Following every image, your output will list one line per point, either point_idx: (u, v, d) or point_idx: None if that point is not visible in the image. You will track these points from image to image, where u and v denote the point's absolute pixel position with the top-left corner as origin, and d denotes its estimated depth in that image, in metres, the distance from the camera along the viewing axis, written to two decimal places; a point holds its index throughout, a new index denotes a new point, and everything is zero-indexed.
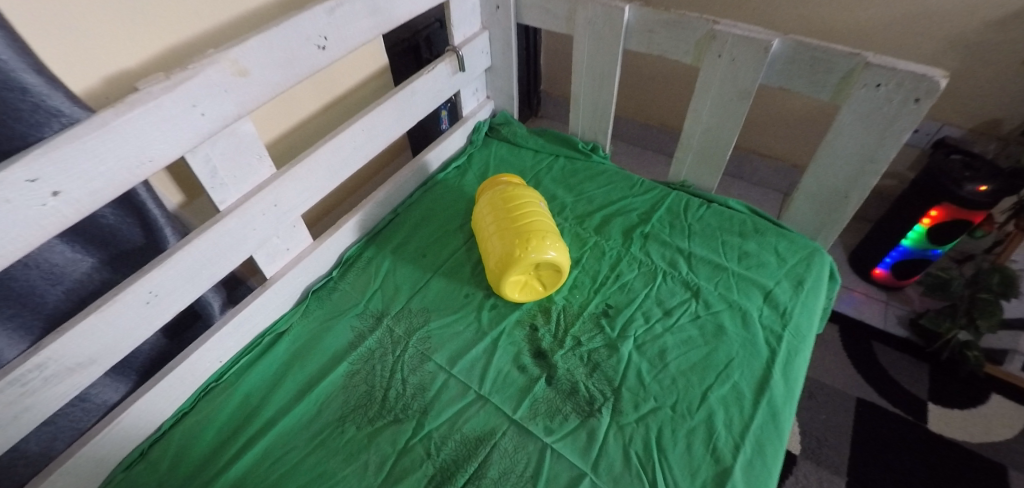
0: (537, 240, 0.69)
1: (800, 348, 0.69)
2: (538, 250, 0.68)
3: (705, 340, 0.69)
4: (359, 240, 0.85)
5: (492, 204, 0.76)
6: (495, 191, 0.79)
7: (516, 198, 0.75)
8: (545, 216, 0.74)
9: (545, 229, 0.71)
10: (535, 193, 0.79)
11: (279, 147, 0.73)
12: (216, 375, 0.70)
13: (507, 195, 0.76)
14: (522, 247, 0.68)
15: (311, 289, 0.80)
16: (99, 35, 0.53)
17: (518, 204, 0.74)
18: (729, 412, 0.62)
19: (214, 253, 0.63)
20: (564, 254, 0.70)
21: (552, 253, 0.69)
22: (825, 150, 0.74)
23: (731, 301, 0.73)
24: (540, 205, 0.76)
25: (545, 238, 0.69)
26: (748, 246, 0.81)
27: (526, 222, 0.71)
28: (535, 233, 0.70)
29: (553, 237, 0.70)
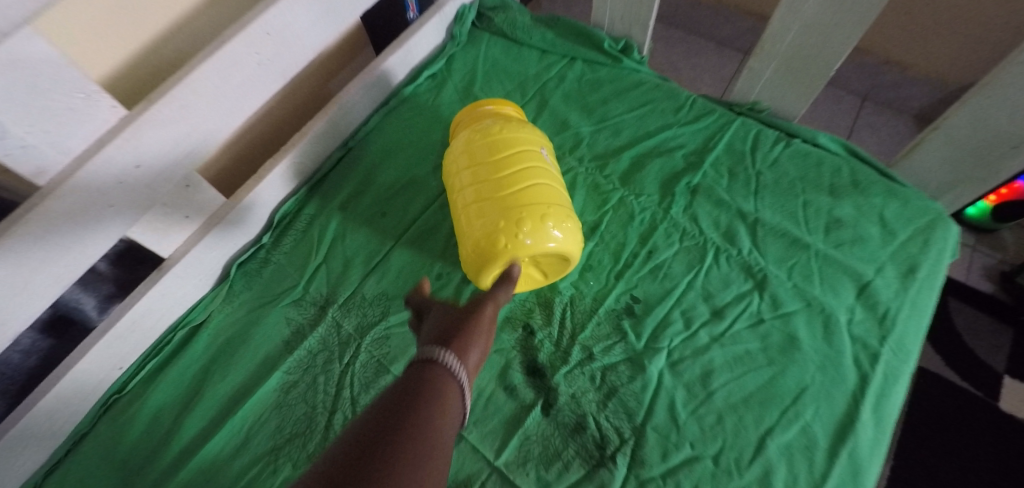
0: (532, 221, 0.45)
1: (901, 371, 0.49)
2: (536, 237, 0.45)
3: (768, 357, 0.50)
4: (298, 190, 0.63)
5: (469, 152, 0.51)
6: (473, 129, 0.53)
7: (504, 145, 0.50)
8: (546, 174, 0.49)
9: (545, 201, 0.47)
10: (532, 132, 0.53)
11: (134, 69, 0.47)
12: (118, 383, 0.54)
13: (490, 140, 0.50)
14: (510, 232, 0.45)
15: (234, 261, 0.60)
16: None
17: (506, 157, 0.49)
18: (794, 468, 0.45)
19: (50, 248, 0.42)
20: (572, 238, 0.48)
21: (555, 240, 0.46)
22: (1009, 69, 0.45)
23: (810, 298, 0.52)
24: (540, 155, 0.51)
25: (545, 216, 0.46)
26: (842, 210, 0.57)
27: (518, 188, 0.47)
28: (529, 210, 0.46)
29: (557, 213, 0.47)
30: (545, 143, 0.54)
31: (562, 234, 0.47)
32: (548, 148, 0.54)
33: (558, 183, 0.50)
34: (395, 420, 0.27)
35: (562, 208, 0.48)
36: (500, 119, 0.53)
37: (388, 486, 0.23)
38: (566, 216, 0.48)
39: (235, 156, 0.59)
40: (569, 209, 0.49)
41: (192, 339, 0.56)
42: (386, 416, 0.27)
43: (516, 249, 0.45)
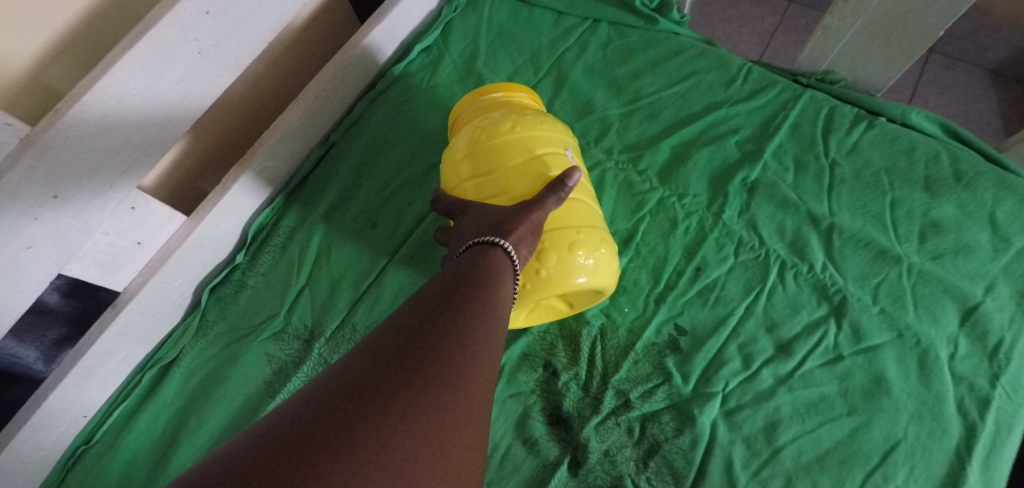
0: (557, 253, 0.36)
1: (1018, 418, 0.39)
2: (562, 272, 0.36)
3: (848, 405, 0.40)
4: (276, 198, 0.53)
5: (473, 158, 0.40)
6: (477, 126, 0.42)
7: (517, 149, 0.39)
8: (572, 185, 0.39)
9: (572, 224, 0.37)
10: (551, 126, 0.42)
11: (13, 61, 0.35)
12: (85, 434, 0.47)
13: (499, 143, 0.40)
14: (529, 268, 0.36)
15: (207, 285, 0.51)
16: None
17: (521, 165, 0.38)
18: None
19: None
20: (608, 268, 0.38)
21: (586, 275, 0.37)
22: None
23: (901, 327, 0.42)
24: (564, 158, 0.40)
25: (573, 245, 0.36)
26: (940, 210, 0.45)
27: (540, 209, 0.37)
28: (553, 238, 0.36)
29: (588, 239, 0.37)
30: (567, 139, 0.43)
31: (596, 266, 0.37)
32: (571, 144, 0.43)
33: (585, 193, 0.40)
34: (465, 281, 0.29)
35: (592, 229, 0.38)
36: (509, 111, 0.42)
37: (466, 320, 0.25)
38: (600, 239, 0.38)
39: (191, 165, 0.50)
40: (602, 228, 0.39)
41: (163, 380, 0.49)
42: (452, 286, 0.28)
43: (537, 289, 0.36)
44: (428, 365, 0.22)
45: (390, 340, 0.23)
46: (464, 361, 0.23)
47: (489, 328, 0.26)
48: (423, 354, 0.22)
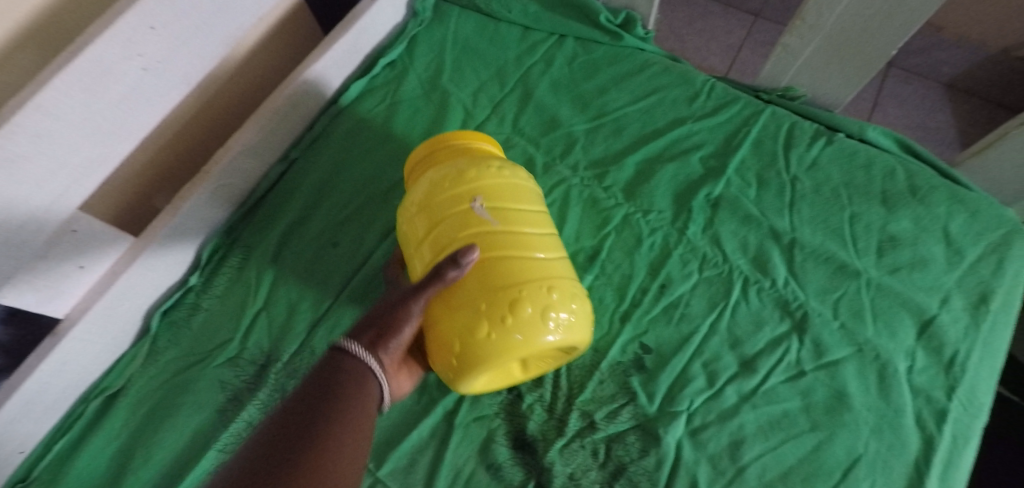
0: (465, 331, 0.34)
1: (973, 429, 0.40)
2: (476, 349, 0.34)
3: (811, 422, 0.40)
4: (233, 217, 0.52)
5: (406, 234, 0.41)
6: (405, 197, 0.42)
7: (434, 220, 0.38)
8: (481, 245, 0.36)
9: (479, 294, 0.35)
10: (470, 175, 0.39)
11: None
12: (21, 471, 0.44)
13: (419, 216, 0.39)
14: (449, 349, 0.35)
15: (157, 309, 0.49)
16: None
17: (437, 238, 0.38)
18: None
19: None
20: (533, 331, 0.33)
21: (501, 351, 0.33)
22: None
23: (860, 342, 0.42)
24: (473, 214, 0.37)
25: (481, 318, 0.34)
26: (897, 225, 0.46)
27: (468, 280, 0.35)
28: (464, 314, 0.35)
29: (493, 308, 0.34)
30: (494, 183, 0.39)
31: (511, 337, 0.33)
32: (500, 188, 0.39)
33: (509, 245, 0.36)
34: (324, 383, 0.32)
35: (504, 292, 0.34)
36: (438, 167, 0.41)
37: (332, 424, 0.29)
38: (513, 302, 0.33)
39: (134, 192, 0.48)
40: (526, 284, 0.34)
41: (108, 411, 0.46)
42: (326, 375, 0.33)
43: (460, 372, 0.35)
44: (288, 471, 0.26)
45: (259, 460, 0.26)
46: (331, 465, 0.27)
47: (353, 426, 0.31)
48: (288, 470, 0.26)
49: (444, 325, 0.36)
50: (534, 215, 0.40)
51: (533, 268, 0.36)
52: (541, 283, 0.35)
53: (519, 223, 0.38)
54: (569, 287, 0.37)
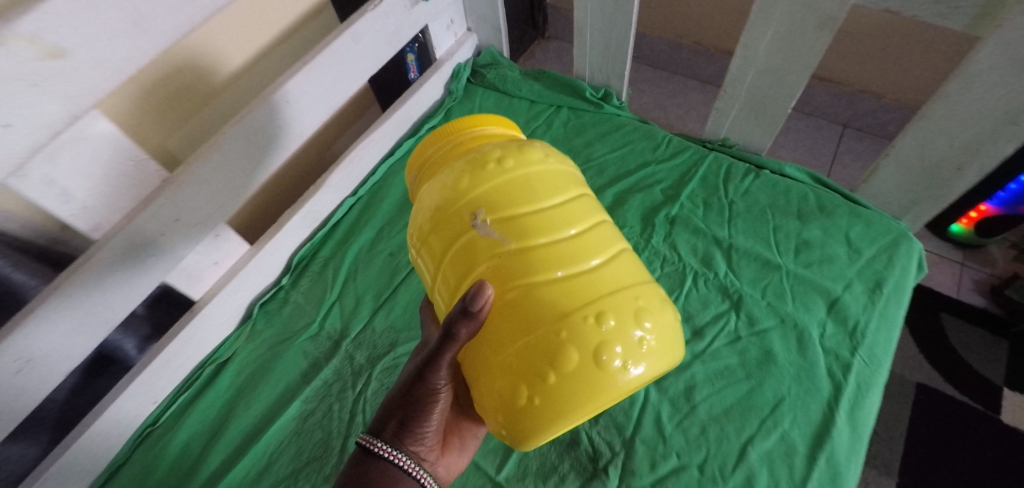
0: (508, 391, 0.35)
1: (873, 379, 0.52)
2: (530, 410, 0.35)
3: (746, 372, 0.53)
4: (313, 236, 0.69)
5: (428, 266, 0.43)
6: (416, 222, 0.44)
7: (452, 250, 0.40)
8: (504, 278, 0.37)
9: (516, 337, 0.36)
10: (473, 187, 0.40)
11: (164, 140, 0.53)
12: (152, 417, 0.59)
13: (436, 244, 0.41)
14: (496, 404, 0.36)
15: (256, 302, 0.66)
16: None
17: (459, 270, 0.39)
18: (775, 473, 0.48)
19: (98, 296, 0.48)
20: (587, 377, 0.34)
21: (555, 411, 0.34)
22: (936, 105, 0.51)
23: (783, 315, 0.56)
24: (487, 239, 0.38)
25: (527, 371, 0.35)
26: (810, 233, 0.61)
27: (505, 314, 0.36)
28: (506, 362, 0.36)
29: (542, 344, 0.35)
30: (505, 192, 0.40)
31: (565, 396, 0.34)
32: (514, 194, 0.40)
33: (536, 268, 0.36)
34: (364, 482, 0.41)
35: (545, 334, 0.35)
36: (444, 182, 0.42)
37: None
38: (555, 349, 0.34)
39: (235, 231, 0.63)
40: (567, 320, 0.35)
41: (218, 374, 0.62)
42: (362, 469, 0.42)
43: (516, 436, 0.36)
44: None
45: None
46: None
47: None
48: None
49: (487, 375, 0.37)
50: (561, 216, 0.39)
51: (570, 294, 0.36)
52: (584, 312, 0.35)
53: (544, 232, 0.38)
54: (625, 305, 0.36)
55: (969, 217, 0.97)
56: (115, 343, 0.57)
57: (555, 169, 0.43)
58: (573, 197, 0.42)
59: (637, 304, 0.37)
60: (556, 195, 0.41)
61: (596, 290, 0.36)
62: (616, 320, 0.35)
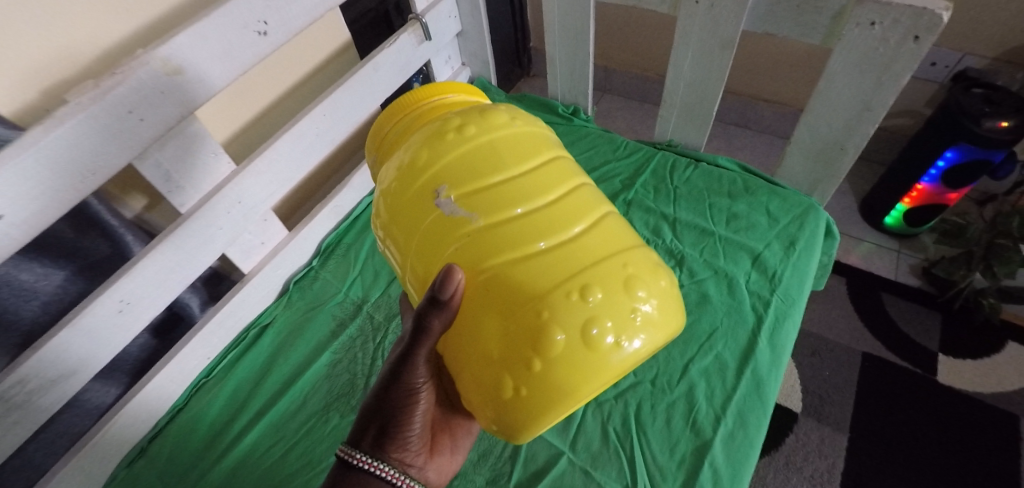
0: (495, 384, 0.39)
1: (790, 311, 0.66)
2: (520, 397, 0.39)
3: (688, 310, 0.68)
4: (338, 227, 0.84)
5: (405, 254, 0.48)
6: (387, 214, 0.49)
7: (425, 237, 0.45)
8: (477, 260, 0.41)
9: (496, 321, 0.40)
10: (440, 172, 0.45)
11: (236, 144, 0.68)
12: (206, 370, 0.72)
13: (410, 234, 0.46)
14: (486, 393, 0.40)
15: (292, 279, 0.80)
16: (52, 51, 0.48)
17: (432, 256, 0.44)
18: (711, 384, 0.61)
19: (180, 257, 0.62)
20: (574, 357, 0.38)
21: (544, 398, 0.38)
22: (816, 100, 0.67)
23: (716, 268, 0.71)
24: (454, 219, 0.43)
25: (511, 356, 0.39)
26: (737, 207, 0.76)
27: (486, 299, 0.40)
28: (487, 348, 0.40)
29: (522, 326, 0.38)
30: (471, 175, 0.44)
31: (550, 381, 0.38)
32: (483, 173, 0.44)
33: (508, 247, 0.41)
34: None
35: (525, 317, 0.38)
36: (410, 171, 0.47)
37: None
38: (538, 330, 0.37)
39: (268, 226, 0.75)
40: (548, 295, 0.38)
41: (260, 336, 0.75)
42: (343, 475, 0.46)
43: (509, 423, 0.40)
44: None
45: None
46: None
47: None
48: None
49: (471, 363, 0.42)
50: (533, 189, 0.44)
51: (548, 271, 0.40)
52: (567, 289, 0.39)
53: (513, 207, 0.42)
54: (611, 275, 0.40)
55: (919, 187, 1.06)
56: (182, 303, 0.71)
57: (519, 135, 0.48)
58: (541, 167, 0.47)
59: (618, 274, 0.40)
60: (527, 171, 0.45)
61: (575, 264, 0.40)
62: (597, 291, 0.39)
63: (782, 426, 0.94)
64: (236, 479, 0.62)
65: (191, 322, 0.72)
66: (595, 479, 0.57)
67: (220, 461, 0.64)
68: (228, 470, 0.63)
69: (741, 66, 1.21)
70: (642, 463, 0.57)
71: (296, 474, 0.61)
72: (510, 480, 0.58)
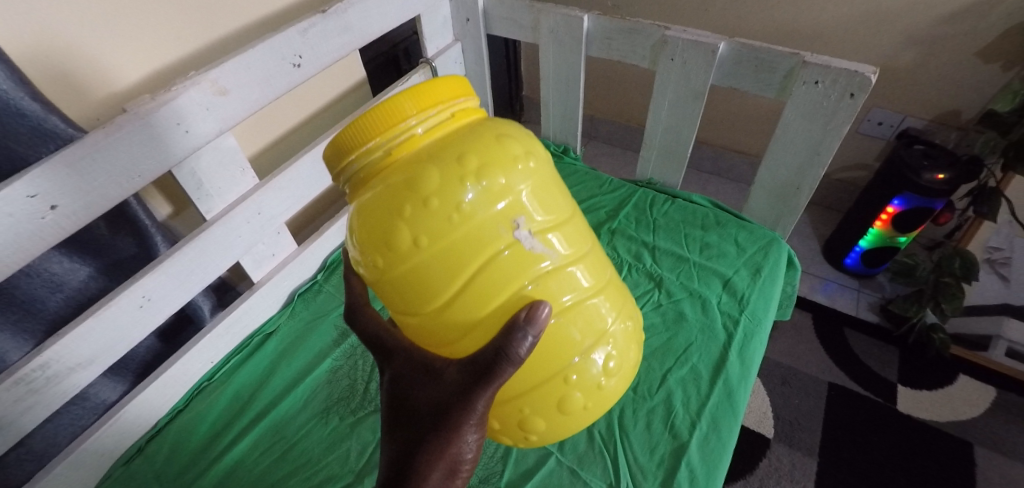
0: (568, 403, 0.46)
1: (757, 330, 0.72)
2: (584, 408, 0.47)
3: (666, 326, 0.74)
4: (343, 245, 0.90)
5: (445, 281, 0.41)
6: (430, 233, 0.40)
7: (490, 268, 0.41)
8: (559, 296, 0.43)
9: (570, 352, 0.45)
10: (514, 200, 0.42)
11: (258, 162, 0.75)
12: (209, 374, 0.75)
13: (469, 263, 0.41)
14: (551, 411, 0.46)
15: (296, 292, 0.85)
16: (106, 62, 0.55)
17: (502, 291, 0.42)
18: (687, 392, 0.67)
19: (201, 260, 0.67)
20: (621, 375, 0.49)
21: (599, 404, 0.48)
22: (775, 144, 0.78)
23: (691, 290, 0.78)
24: (529, 254, 0.42)
25: (585, 378, 0.46)
26: (709, 238, 0.85)
27: (557, 335, 0.44)
28: (560, 375, 0.45)
29: (595, 358, 0.46)
30: (545, 208, 0.44)
31: (608, 393, 0.48)
32: (552, 209, 0.45)
33: (582, 285, 0.45)
34: None
35: (595, 349, 0.46)
36: (478, 193, 0.40)
37: None
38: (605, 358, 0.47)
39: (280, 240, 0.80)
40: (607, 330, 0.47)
41: (263, 343, 0.78)
42: None
43: (558, 431, 0.49)
44: None
45: None
46: None
47: None
48: None
49: (537, 390, 0.46)
50: (580, 228, 0.47)
51: (604, 308, 0.47)
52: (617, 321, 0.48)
53: (573, 246, 0.45)
54: (631, 305, 0.53)
55: (881, 220, 1.14)
56: (195, 304, 0.74)
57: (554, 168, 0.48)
58: (573, 202, 0.49)
59: (631, 305, 0.53)
60: (573, 210, 0.48)
61: (618, 300, 0.49)
62: (629, 321, 0.51)
63: (756, 451, 0.98)
64: (233, 479, 0.64)
65: (202, 325, 0.75)
66: (581, 478, 0.60)
67: (217, 462, 0.65)
68: (225, 470, 0.64)
69: (713, 119, 1.35)
70: (624, 463, 0.61)
71: (294, 472, 0.63)
72: (501, 478, 0.61)
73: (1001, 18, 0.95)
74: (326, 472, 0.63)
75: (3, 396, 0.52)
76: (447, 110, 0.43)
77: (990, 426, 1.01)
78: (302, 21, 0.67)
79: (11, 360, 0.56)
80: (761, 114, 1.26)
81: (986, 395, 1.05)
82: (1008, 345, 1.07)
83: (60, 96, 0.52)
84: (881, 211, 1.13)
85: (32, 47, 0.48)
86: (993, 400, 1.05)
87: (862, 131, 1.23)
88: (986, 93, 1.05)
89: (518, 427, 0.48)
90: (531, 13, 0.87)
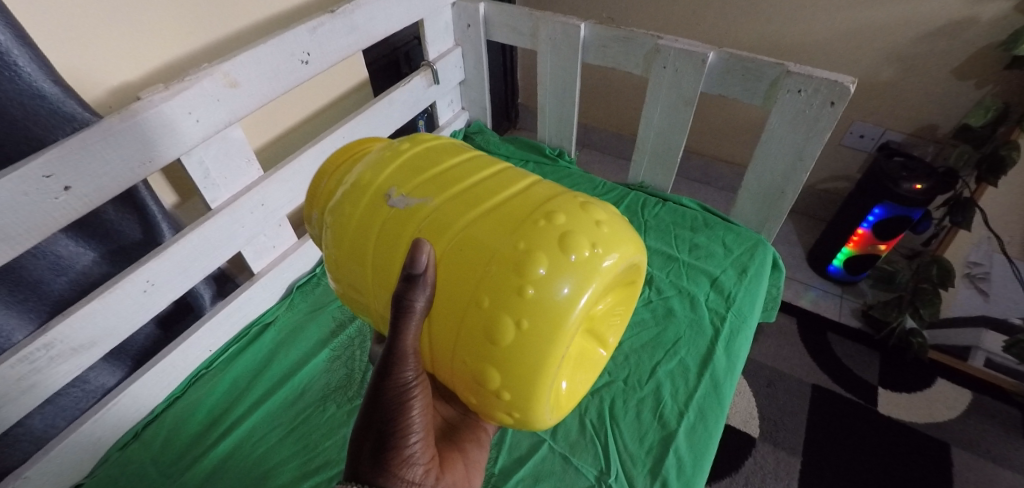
0: (495, 328, 0.38)
1: (742, 327, 0.75)
2: (528, 331, 0.38)
3: (655, 321, 0.77)
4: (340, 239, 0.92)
5: (361, 267, 0.48)
6: (336, 238, 0.49)
7: (380, 236, 0.46)
8: (445, 227, 0.43)
9: (472, 274, 0.40)
10: (387, 179, 0.48)
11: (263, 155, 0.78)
12: (206, 362, 0.76)
13: (367, 243, 0.47)
14: (485, 346, 0.39)
15: (295, 284, 0.86)
16: (127, 47, 0.57)
17: (396, 249, 0.45)
18: (676, 384, 0.69)
19: (206, 247, 0.69)
20: (555, 276, 0.38)
21: (543, 318, 0.38)
22: (761, 149, 0.81)
23: (680, 287, 0.81)
24: (405, 208, 0.46)
25: (498, 294, 0.39)
26: (698, 239, 0.88)
27: (453, 261, 0.41)
28: (473, 301, 0.40)
29: (507, 269, 0.39)
30: (416, 172, 0.48)
31: (550, 301, 0.38)
32: (428, 169, 0.49)
33: (465, 212, 0.43)
34: None
35: (501, 255, 0.40)
36: (354, 187, 0.49)
37: None
38: (517, 259, 0.39)
39: (280, 232, 0.82)
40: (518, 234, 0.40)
41: (261, 334, 0.80)
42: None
43: (520, 375, 0.39)
44: None
45: None
46: None
47: None
48: None
49: (464, 327, 0.41)
50: (471, 171, 0.48)
51: (506, 218, 0.42)
52: (533, 221, 0.41)
53: (457, 185, 0.46)
54: (567, 203, 0.43)
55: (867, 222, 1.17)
56: (195, 292, 0.75)
57: (450, 145, 0.54)
58: (471, 158, 0.51)
59: (572, 202, 0.43)
60: (464, 163, 0.50)
61: (529, 205, 0.43)
62: (563, 215, 0.41)
63: (742, 450, 1.01)
64: (229, 464, 0.64)
65: (201, 312, 0.77)
66: (573, 464, 0.62)
67: (213, 448, 0.65)
68: (221, 455, 0.65)
69: (703, 129, 1.39)
70: (615, 450, 0.63)
71: (293, 456, 0.65)
72: (495, 464, 0.63)
73: (974, 37, 1.01)
74: (323, 457, 0.64)
75: (8, 374, 0.53)
76: (350, 153, 0.58)
77: (967, 427, 1.04)
78: (312, 20, 0.69)
79: (16, 339, 0.57)
80: (748, 123, 1.31)
81: (963, 397, 1.09)
82: (986, 356, 1.11)
83: (81, 81, 0.54)
84: (872, 208, 1.14)
85: (59, 32, 0.50)
86: (970, 403, 1.08)
87: (846, 143, 1.28)
88: (961, 109, 1.10)
89: (478, 384, 0.42)
90: (530, 21, 0.91)
